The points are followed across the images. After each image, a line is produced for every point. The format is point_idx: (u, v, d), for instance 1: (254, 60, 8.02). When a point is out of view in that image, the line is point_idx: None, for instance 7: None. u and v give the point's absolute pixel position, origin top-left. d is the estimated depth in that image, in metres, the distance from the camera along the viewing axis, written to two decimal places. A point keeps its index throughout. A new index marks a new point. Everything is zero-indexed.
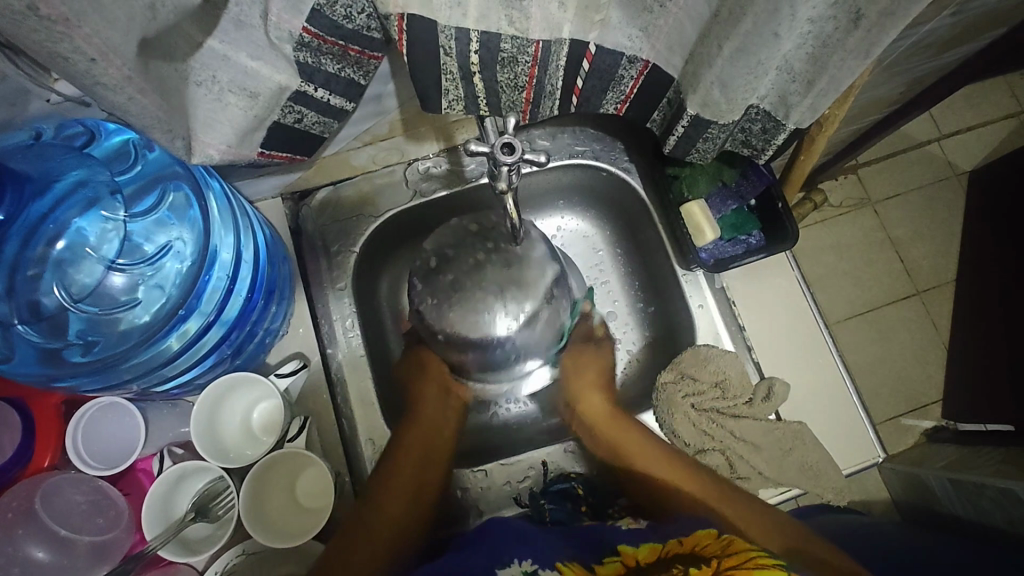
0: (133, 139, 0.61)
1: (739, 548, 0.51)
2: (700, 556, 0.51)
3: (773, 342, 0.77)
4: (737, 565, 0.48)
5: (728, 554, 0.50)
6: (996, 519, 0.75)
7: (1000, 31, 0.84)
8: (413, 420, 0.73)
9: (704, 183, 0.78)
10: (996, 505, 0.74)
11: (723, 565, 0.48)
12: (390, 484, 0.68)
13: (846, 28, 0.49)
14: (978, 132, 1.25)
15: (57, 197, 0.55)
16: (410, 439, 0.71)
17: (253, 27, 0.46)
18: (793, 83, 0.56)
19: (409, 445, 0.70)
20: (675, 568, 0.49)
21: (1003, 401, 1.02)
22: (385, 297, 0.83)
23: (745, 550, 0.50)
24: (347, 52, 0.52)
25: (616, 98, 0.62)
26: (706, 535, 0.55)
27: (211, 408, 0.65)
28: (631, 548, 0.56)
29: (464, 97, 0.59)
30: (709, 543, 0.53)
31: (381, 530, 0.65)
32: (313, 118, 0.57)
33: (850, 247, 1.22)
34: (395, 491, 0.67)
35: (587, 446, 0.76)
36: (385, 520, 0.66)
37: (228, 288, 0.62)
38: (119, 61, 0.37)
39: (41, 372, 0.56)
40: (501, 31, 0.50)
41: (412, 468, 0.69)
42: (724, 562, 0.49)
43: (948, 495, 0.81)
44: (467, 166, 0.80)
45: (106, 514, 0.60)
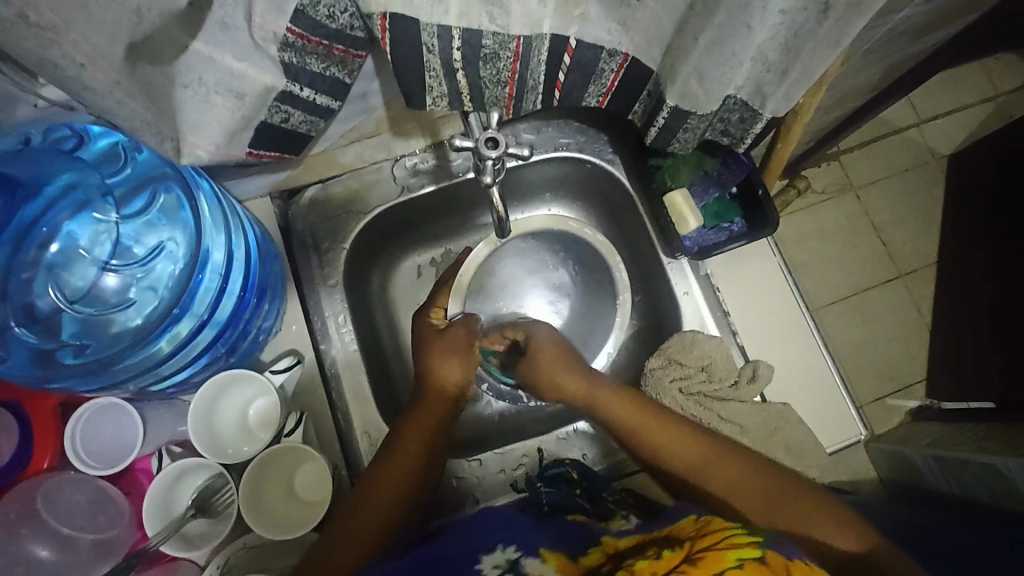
0: (123, 140, 0.60)
1: (713, 529, 0.51)
2: (673, 540, 0.52)
3: (758, 326, 0.79)
4: (712, 546, 0.48)
5: (702, 536, 0.50)
6: (979, 493, 0.78)
7: (971, 17, 0.86)
8: (419, 407, 0.71)
9: (686, 173, 0.79)
10: (979, 479, 0.77)
11: (695, 547, 0.49)
12: (383, 477, 0.65)
13: (816, 18, 0.51)
14: (953, 116, 1.28)
15: (48, 201, 0.57)
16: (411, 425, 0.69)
17: (237, 29, 0.47)
18: (769, 73, 0.57)
19: (408, 436, 0.68)
20: (650, 551, 0.51)
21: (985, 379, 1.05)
22: (376, 291, 0.85)
23: (721, 530, 0.51)
24: (332, 51, 0.53)
25: (598, 91, 0.63)
26: (686, 520, 0.56)
27: (208, 406, 0.66)
28: (615, 539, 0.58)
29: (448, 93, 0.60)
30: (687, 528, 0.54)
31: (378, 501, 0.64)
32: (300, 117, 0.58)
33: (830, 233, 1.24)
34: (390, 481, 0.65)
35: (580, 435, 0.79)
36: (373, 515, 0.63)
37: (220, 288, 0.62)
38: (108, 65, 0.38)
39: (35, 373, 0.57)
40: (482, 28, 0.51)
41: (403, 464, 0.66)
42: (696, 545, 0.49)
43: (934, 473, 0.85)
44: (453, 162, 0.81)
45: (108, 513, 0.61)
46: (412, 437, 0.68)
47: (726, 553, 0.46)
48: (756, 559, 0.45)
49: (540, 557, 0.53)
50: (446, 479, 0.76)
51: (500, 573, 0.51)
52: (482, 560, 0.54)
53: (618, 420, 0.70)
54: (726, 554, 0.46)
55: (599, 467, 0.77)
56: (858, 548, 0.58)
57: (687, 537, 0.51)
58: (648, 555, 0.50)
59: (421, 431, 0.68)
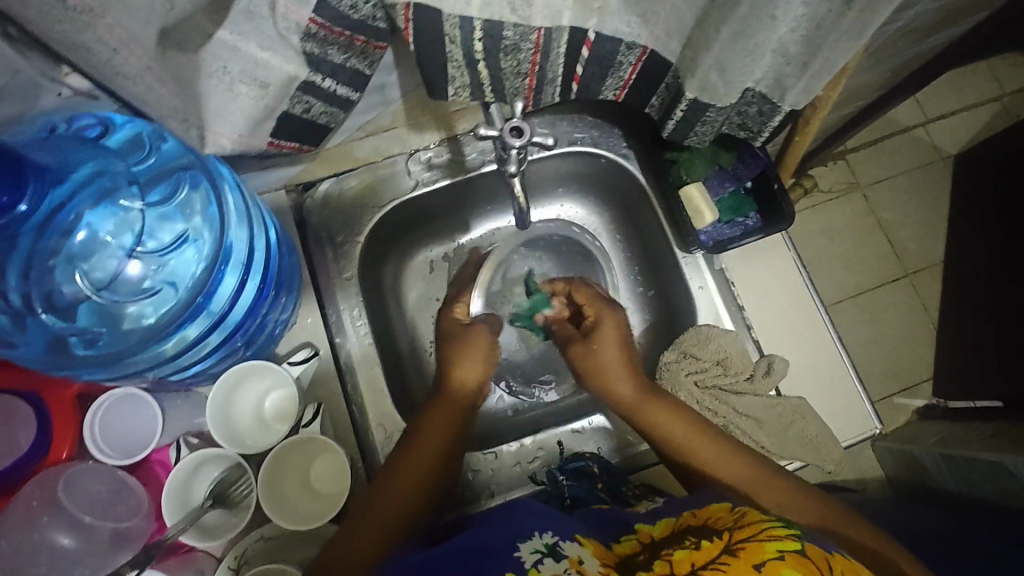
0: (150, 129, 0.59)
1: (754, 520, 0.51)
2: (712, 529, 0.52)
3: (772, 321, 0.79)
4: (750, 536, 0.49)
5: (741, 527, 0.50)
6: (986, 490, 0.77)
7: (983, 14, 0.86)
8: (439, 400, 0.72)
9: (701, 166, 0.79)
10: (986, 477, 0.77)
11: (734, 536, 0.49)
12: (404, 468, 0.65)
13: (839, 10, 0.51)
14: (962, 115, 1.28)
15: (74, 188, 0.54)
16: (431, 418, 0.70)
17: (262, 18, 0.47)
18: (789, 66, 0.58)
19: (428, 429, 0.69)
20: (689, 540, 0.51)
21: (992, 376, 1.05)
22: (389, 285, 0.85)
23: (759, 520, 0.51)
24: (353, 42, 0.53)
25: (616, 83, 0.64)
26: (723, 508, 0.56)
27: (226, 397, 0.66)
28: (648, 524, 0.59)
29: (470, 84, 0.60)
30: (723, 517, 0.54)
31: (399, 494, 0.64)
32: (320, 108, 0.58)
33: (840, 231, 1.24)
34: (409, 472, 0.66)
35: (596, 427, 0.79)
36: (392, 506, 0.63)
37: (243, 278, 0.61)
38: (140, 51, 0.38)
39: (48, 360, 0.57)
40: (504, 20, 0.51)
41: (424, 455, 0.67)
42: (736, 535, 0.49)
43: (940, 470, 0.85)
44: (468, 156, 0.81)
45: (127, 503, 0.60)
46: (433, 429, 0.69)
47: (765, 544, 0.47)
48: (796, 552, 0.46)
49: (575, 543, 0.54)
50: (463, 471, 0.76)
51: (540, 558, 0.51)
52: (519, 546, 0.53)
53: (644, 416, 0.70)
54: (767, 546, 0.47)
55: (613, 460, 0.77)
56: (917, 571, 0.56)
57: (724, 526, 0.52)
58: (688, 544, 0.50)
59: (440, 424, 0.70)
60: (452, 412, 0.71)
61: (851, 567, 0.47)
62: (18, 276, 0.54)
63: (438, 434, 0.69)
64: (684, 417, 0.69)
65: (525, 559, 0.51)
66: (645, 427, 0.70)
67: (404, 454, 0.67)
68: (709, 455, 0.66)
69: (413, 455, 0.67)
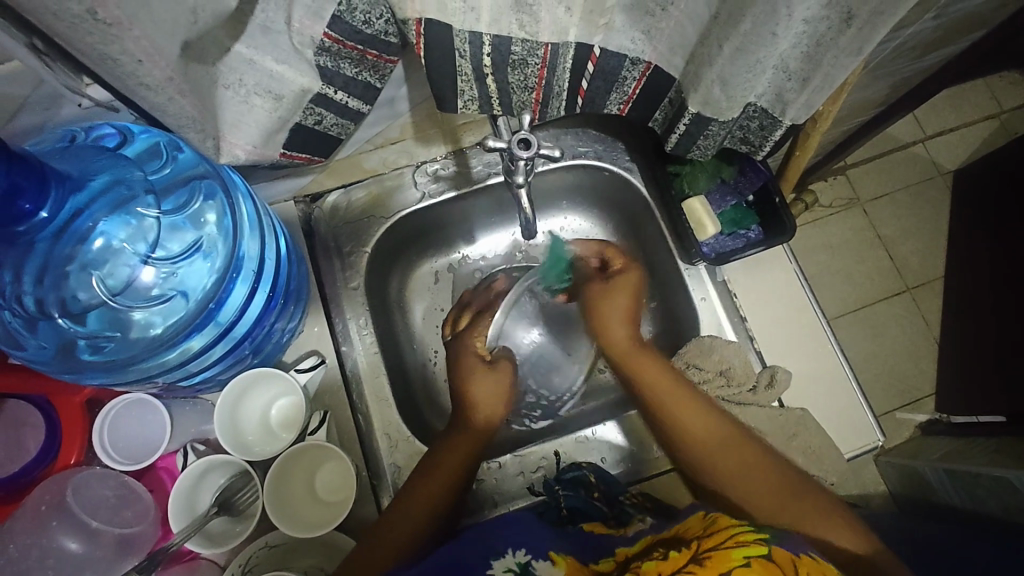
0: (168, 140, 0.60)
1: (721, 526, 0.52)
2: (682, 539, 0.53)
3: (775, 333, 0.80)
4: (716, 545, 0.49)
5: (710, 534, 0.51)
6: (991, 507, 0.77)
7: (979, 33, 0.88)
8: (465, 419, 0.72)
9: (704, 180, 0.80)
10: (990, 493, 0.77)
11: (701, 546, 0.50)
12: (426, 483, 0.67)
13: (838, 27, 0.52)
14: (960, 132, 1.30)
15: (91, 195, 0.55)
16: (452, 445, 0.70)
17: (278, 33, 0.49)
18: (789, 81, 0.59)
19: (450, 454, 0.69)
20: (658, 551, 0.52)
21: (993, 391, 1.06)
22: (395, 296, 0.86)
23: (727, 527, 0.52)
24: (365, 56, 0.54)
25: (620, 98, 0.65)
26: (695, 518, 0.57)
27: (232, 404, 0.66)
28: (630, 548, 0.58)
29: (478, 98, 0.61)
30: (694, 526, 0.55)
31: (419, 506, 0.65)
32: (331, 120, 0.59)
33: (841, 245, 1.25)
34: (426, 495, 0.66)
35: (597, 437, 0.79)
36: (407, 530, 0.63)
37: (253, 285, 0.62)
38: (164, 63, 0.39)
39: (56, 364, 0.57)
40: (512, 35, 0.53)
41: (442, 478, 0.67)
42: (705, 543, 0.50)
43: (945, 486, 0.85)
44: (474, 168, 0.82)
45: (133, 509, 0.61)
46: (453, 456, 0.69)
47: (731, 552, 0.48)
48: (762, 557, 0.47)
49: (548, 561, 0.55)
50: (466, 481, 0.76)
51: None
52: (492, 563, 0.56)
53: (636, 367, 0.72)
54: (733, 552, 0.48)
55: (615, 471, 0.77)
56: (856, 545, 0.58)
57: (693, 535, 0.52)
58: (657, 555, 0.51)
59: (460, 452, 0.70)
60: (472, 440, 0.71)
61: (819, 569, 0.47)
62: (31, 280, 0.55)
63: (456, 460, 0.69)
64: (670, 380, 0.70)
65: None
66: (634, 373, 0.72)
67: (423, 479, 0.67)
68: (683, 414, 0.68)
69: (431, 480, 0.67)
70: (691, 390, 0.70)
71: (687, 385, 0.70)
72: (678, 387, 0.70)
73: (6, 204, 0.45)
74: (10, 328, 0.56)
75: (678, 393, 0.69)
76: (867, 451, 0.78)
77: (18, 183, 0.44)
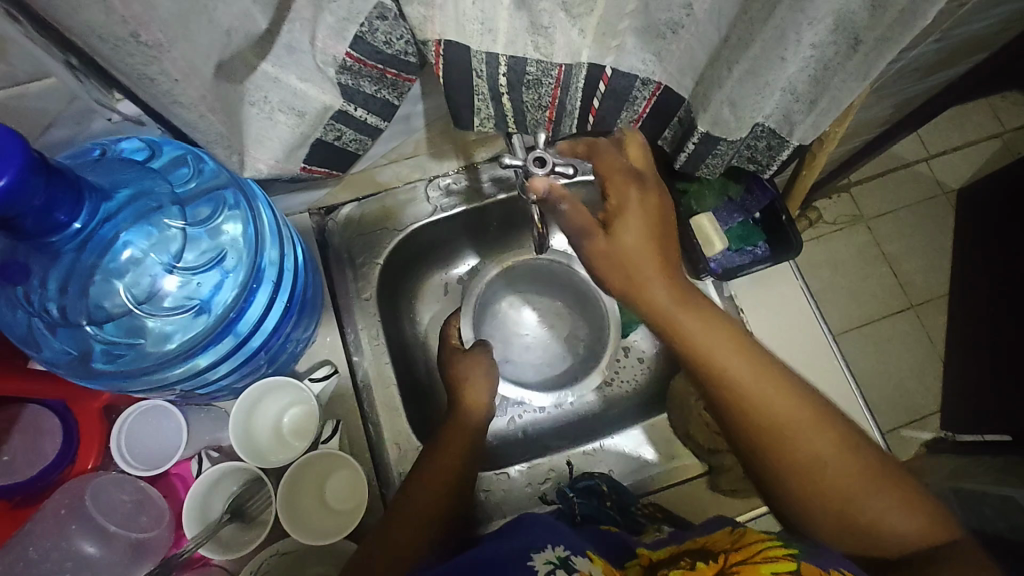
0: (192, 153, 0.62)
1: (748, 542, 0.52)
2: (709, 552, 0.53)
3: (781, 349, 0.81)
4: (745, 560, 0.49)
5: (737, 550, 0.52)
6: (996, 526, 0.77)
7: (981, 56, 0.90)
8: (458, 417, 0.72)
9: (711, 197, 0.82)
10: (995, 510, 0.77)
11: (729, 560, 0.50)
12: (429, 480, 0.66)
13: (845, 52, 0.54)
14: (964, 151, 1.31)
15: (118, 206, 0.56)
16: (449, 441, 0.69)
17: (302, 53, 0.50)
18: (796, 103, 0.61)
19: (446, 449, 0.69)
20: (683, 562, 0.52)
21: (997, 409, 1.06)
22: (406, 307, 0.87)
23: (753, 543, 0.52)
24: (385, 75, 0.55)
25: (630, 117, 0.66)
26: (721, 533, 0.57)
27: (247, 411, 0.67)
28: (649, 550, 0.59)
29: (494, 115, 0.63)
30: (720, 541, 0.55)
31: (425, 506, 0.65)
32: (350, 136, 0.61)
33: (845, 261, 1.26)
34: (428, 491, 0.66)
35: (606, 449, 0.80)
36: (413, 527, 0.63)
37: (273, 296, 0.64)
38: (197, 82, 0.41)
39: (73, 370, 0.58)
40: (527, 56, 0.54)
41: (437, 473, 0.67)
42: (732, 557, 0.50)
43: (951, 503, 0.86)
44: (485, 183, 0.84)
45: (148, 513, 0.62)
46: (450, 451, 0.69)
47: (760, 566, 0.48)
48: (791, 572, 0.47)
49: (586, 558, 0.55)
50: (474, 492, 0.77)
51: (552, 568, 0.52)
52: (532, 556, 0.54)
53: (675, 323, 0.57)
54: (761, 567, 0.48)
55: (625, 482, 0.78)
56: (920, 531, 0.54)
57: (720, 549, 0.53)
58: (683, 566, 0.51)
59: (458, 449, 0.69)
60: (466, 436, 0.70)
61: None
62: (55, 288, 0.55)
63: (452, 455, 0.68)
64: (755, 359, 0.58)
65: (539, 569, 0.52)
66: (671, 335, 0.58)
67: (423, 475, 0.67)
68: (760, 392, 0.57)
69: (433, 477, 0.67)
70: (746, 343, 0.58)
71: (744, 337, 0.58)
72: (760, 369, 0.58)
73: (45, 216, 0.46)
74: (32, 331, 0.56)
75: (751, 364, 0.57)
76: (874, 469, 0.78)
77: (56, 196, 0.46)
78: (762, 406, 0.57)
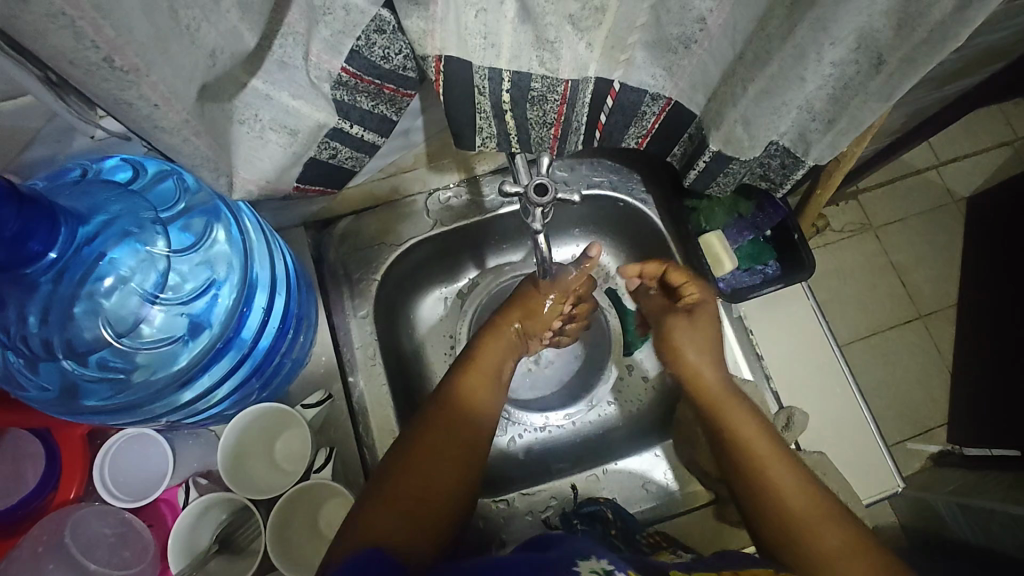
0: (179, 175, 0.59)
1: None
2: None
3: (791, 371, 0.79)
4: None
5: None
6: (1005, 544, 0.81)
7: (998, 65, 0.87)
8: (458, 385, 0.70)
9: (721, 215, 0.79)
10: (1007, 531, 0.81)
11: None
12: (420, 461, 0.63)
13: (867, 72, 0.51)
14: (975, 159, 1.28)
15: (93, 231, 0.53)
16: (434, 420, 0.66)
17: (295, 68, 0.47)
18: (813, 122, 0.58)
19: (434, 427, 0.65)
20: None
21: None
22: (403, 322, 0.85)
23: None
24: (382, 90, 0.53)
25: (638, 132, 0.64)
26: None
27: (236, 440, 0.64)
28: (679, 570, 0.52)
29: (497, 134, 0.60)
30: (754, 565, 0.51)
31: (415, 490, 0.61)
32: (346, 154, 0.58)
33: (852, 271, 1.23)
34: (422, 470, 0.62)
35: (609, 475, 0.77)
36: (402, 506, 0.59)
37: (264, 320, 0.62)
38: (180, 106, 0.38)
39: (58, 407, 0.55)
40: (532, 71, 0.51)
41: (432, 449, 0.63)
42: None
43: (958, 521, 0.89)
44: (487, 197, 0.82)
45: (132, 547, 0.59)
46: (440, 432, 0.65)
47: None
48: None
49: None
50: (472, 517, 0.74)
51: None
52: (577, 563, 0.46)
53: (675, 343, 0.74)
54: None
55: (628, 508, 0.76)
56: None
57: None
58: None
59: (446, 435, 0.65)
60: (453, 415, 0.67)
61: None
62: (36, 320, 0.53)
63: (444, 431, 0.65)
64: (778, 453, 0.64)
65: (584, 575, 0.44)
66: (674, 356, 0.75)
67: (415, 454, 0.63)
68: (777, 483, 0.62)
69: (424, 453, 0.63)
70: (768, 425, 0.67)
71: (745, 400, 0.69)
72: (770, 451, 0.64)
73: (16, 245, 0.45)
74: (12, 369, 0.54)
75: (750, 420, 0.67)
76: (885, 497, 0.75)
77: (29, 226, 0.45)
78: (776, 495, 0.62)
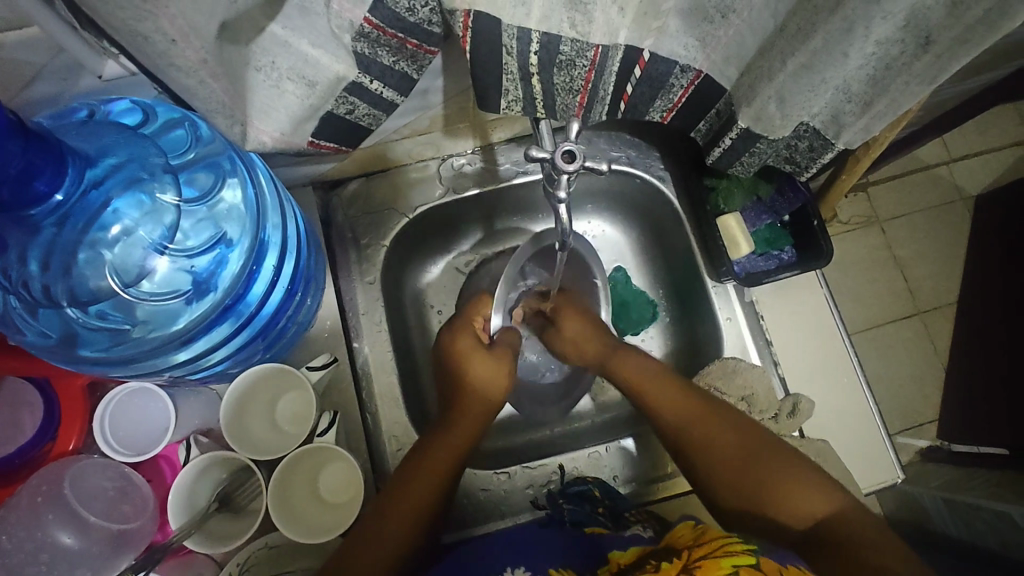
0: (192, 123, 0.58)
1: (712, 537, 0.53)
2: (674, 549, 0.55)
3: (800, 361, 0.78)
4: (706, 554, 0.50)
5: (702, 544, 0.53)
6: (988, 540, 0.81)
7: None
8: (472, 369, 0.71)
9: (739, 197, 0.77)
10: (989, 527, 0.81)
11: (692, 556, 0.51)
12: (453, 427, 0.68)
13: (913, 52, 0.49)
14: (985, 157, 1.26)
15: (101, 174, 0.50)
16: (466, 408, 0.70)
17: (316, 15, 0.45)
18: (849, 103, 0.55)
19: (460, 424, 0.69)
20: (650, 563, 0.54)
21: (997, 424, 1.04)
22: (409, 290, 0.83)
23: (716, 539, 0.53)
24: (405, 45, 0.49)
25: (663, 106, 0.61)
26: (684, 528, 0.58)
27: (239, 402, 0.64)
28: (620, 552, 0.59)
29: (523, 98, 0.58)
30: (686, 536, 0.56)
31: (440, 460, 0.65)
32: (364, 111, 0.55)
33: (856, 263, 1.22)
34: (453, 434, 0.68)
35: (611, 454, 0.78)
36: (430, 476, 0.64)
37: (274, 281, 0.61)
38: (199, 43, 0.37)
39: (54, 346, 0.54)
40: (562, 33, 0.49)
41: (465, 436, 0.68)
42: (694, 553, 0.52)
43: (942, 516, 0.88)
44: (501, 165, 0.80)
45: (132, 501, 0.58)
46: (468, 412, 0.69)
47: (721, 561, 0.49)
48: (751, 566, 0.48)
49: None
50: (473, 490, 0.74)
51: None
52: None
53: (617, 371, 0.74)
54: (721, 562, 0.49)
55: (626, 490, 0.76)
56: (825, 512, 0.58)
57: (685, 544, 0.54)
58: (649, 567, 0.53)
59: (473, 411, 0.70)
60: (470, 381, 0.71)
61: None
62: (36, 265, 0.50)
63: (472, 419, 0.69)
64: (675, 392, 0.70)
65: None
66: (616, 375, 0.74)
67: (407, 485, 0.63)
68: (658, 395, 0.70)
69: (415, 486, 0.63)
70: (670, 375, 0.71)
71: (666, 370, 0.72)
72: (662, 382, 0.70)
73: (19, 184, 0.43)
74: (11, 313, 0.53)
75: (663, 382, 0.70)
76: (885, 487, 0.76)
77: (33, 163, 0.43)
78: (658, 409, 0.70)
